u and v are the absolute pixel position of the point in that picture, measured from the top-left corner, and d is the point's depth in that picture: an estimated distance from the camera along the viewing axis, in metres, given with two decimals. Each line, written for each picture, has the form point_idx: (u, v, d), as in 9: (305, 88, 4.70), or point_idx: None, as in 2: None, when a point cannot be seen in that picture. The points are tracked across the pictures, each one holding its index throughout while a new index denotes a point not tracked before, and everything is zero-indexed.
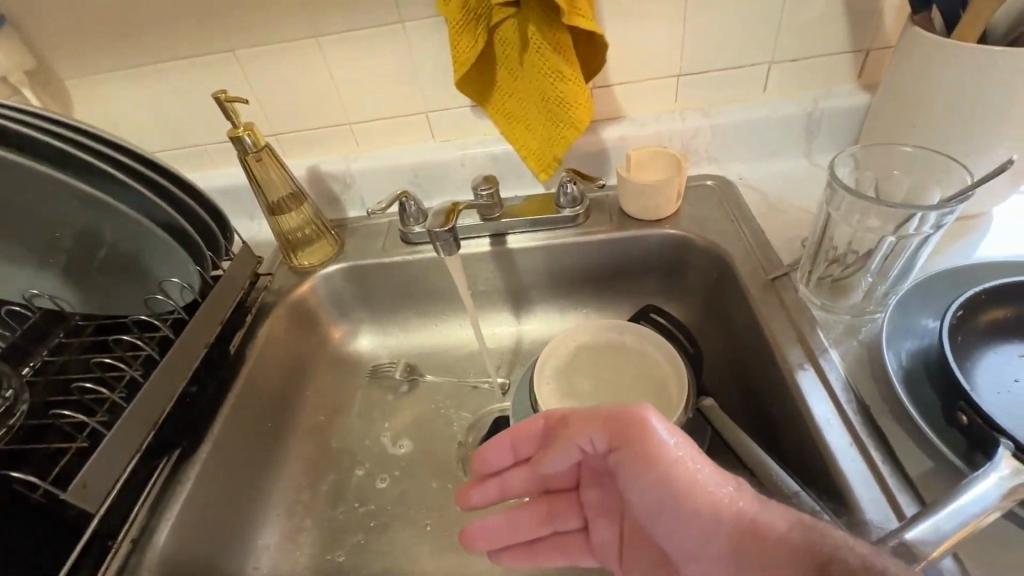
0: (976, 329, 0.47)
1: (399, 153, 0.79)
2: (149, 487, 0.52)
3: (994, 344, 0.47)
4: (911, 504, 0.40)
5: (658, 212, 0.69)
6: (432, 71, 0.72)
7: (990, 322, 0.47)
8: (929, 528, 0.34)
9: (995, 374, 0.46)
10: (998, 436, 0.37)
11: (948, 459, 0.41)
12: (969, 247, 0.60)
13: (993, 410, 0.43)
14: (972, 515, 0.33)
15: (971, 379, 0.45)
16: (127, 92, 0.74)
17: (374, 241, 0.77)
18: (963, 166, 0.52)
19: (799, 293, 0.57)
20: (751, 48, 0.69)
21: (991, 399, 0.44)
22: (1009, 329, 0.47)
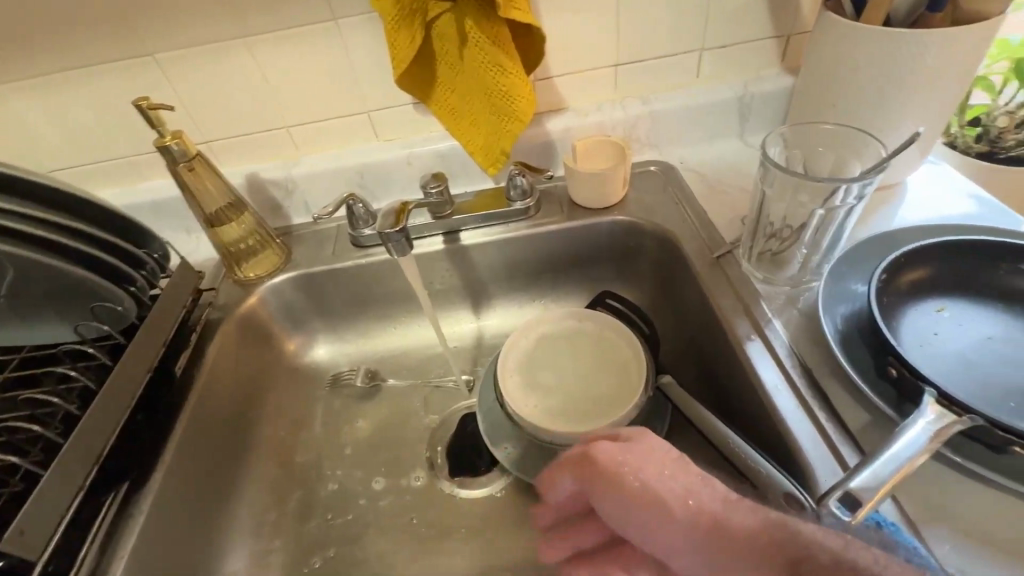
0: (898, 290, 0.51)
1: (342, 155, 0.77)
2: (96, 526, 0.49)
3: (915, 302, 0.52)
4: (853, 454, 0.43)
5: (607, 199, 0.71)
6: (371, 69, 0.70)
7: (910, 282, 0.52)
8: (869, 475, 0.37)
9: (918, 328, 0.50)
10: (922, 384, 0.41)
11: (883, 411, 0.44)
12: (889, 215, 0.65)
13: (918, 361, 0.48)
14: (908, 458, 0.36)
15: (898, 335, 0.49)
16: (34, 104, 0.68)
17: (323, 247, 0.75)
18: (879, 140, 0.56)
19: (742, 269, 0.60)
20: (682, 37, 0.71)
21: (916, 352, 0.49)
22: (925, 287, 0.52)
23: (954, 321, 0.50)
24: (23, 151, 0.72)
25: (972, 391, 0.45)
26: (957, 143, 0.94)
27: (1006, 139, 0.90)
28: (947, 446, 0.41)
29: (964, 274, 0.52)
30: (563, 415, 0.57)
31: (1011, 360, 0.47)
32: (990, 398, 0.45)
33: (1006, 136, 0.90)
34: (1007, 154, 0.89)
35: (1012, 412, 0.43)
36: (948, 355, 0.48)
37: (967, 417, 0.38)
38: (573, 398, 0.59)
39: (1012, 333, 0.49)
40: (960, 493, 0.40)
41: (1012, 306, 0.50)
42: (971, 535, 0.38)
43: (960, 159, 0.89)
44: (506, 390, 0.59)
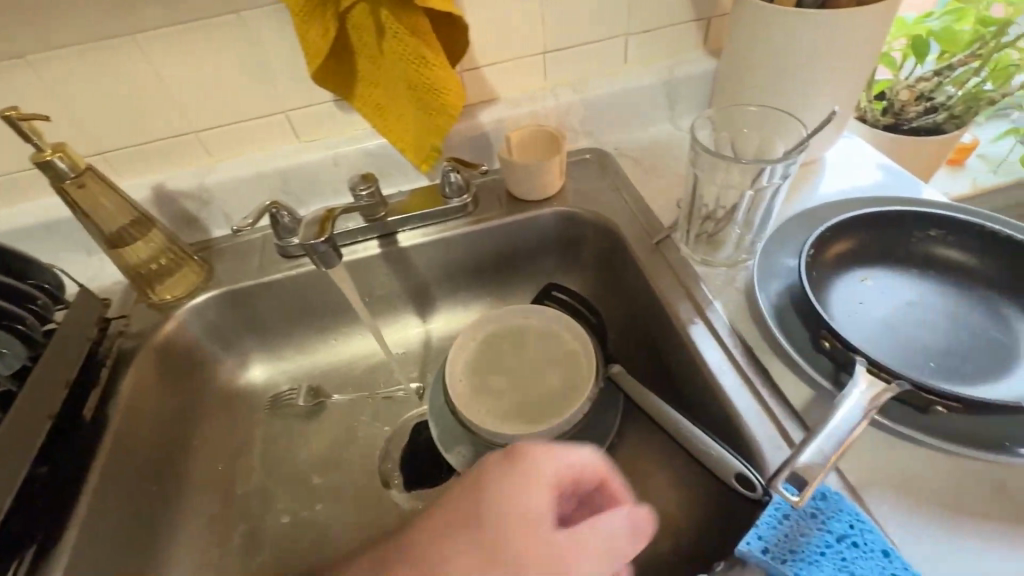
0: (826, 264, 0.53)
1: (261, 159, 0.71)
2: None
3: (841, 274, 0.54)
4: (797, 429, 0.45)
5: (545, 191, 0.69)
6: (284, 65, 0.65)
7: (835, 255, 0.54)
8: (814, 453, 0.38)
9: (846, 299, 0.53)
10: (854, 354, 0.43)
11: (819, 382, 0.46)
12: (811, 190, 0.68)
13: (848, 331, 0.50)
14: (846, 430, 0.38)
15: (829, 307, 0.52)
16: None
17: (248, 260, 0.70)
18: (799, 120, 0.58)
19: (682, 253, 0.60)
20: (608, 22, 0.70)
21: (845, 321, 0.51)
22: (849, 258, 0.55)
23: (876, 288, 0.53)
24: None
25: (894, 355, 0.48)
26: (867, 117, 0.98)
27: (908, 112, 0.96)
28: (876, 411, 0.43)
29: (884, 243, 0.55)
30: (517, 415, 0.56)
31: (924, 322, 0.51)
32: (909, 359, 0.48)
33: (908, 108, 0.96)
34: (908, 125, 0.96)
35: (929, 371, 0.47)
36: (873, 321, 0.51)
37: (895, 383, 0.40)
38: (525, 396, 0.58)
39: (925, 296, 0.53)
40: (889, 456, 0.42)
41: (924, 271, 0.54)
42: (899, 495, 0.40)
43: (869, 131, 0.95)
44: (456, 396, 0.57)
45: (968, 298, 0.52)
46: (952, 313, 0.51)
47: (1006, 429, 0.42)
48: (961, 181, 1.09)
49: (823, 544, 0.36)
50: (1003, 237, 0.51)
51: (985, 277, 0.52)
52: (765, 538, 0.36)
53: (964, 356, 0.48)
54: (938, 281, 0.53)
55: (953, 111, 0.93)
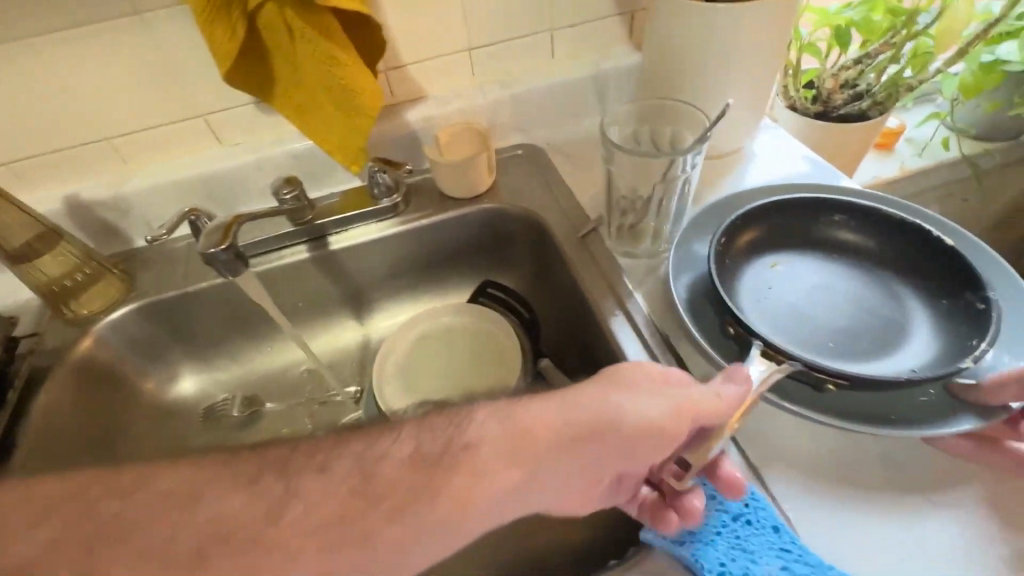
0: (737, 251, 0.55)
1: (182, 165, 0.69)
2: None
3: (752, 259, 0.56)
4: None
5: (475, 188, 0.69)
6: (197, 67, 0.63)
7: (746, 243, 0.56)
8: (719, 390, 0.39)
9: (755, 283, 0.54)
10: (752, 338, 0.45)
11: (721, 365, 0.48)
12: (731, 179, 0.70)
13: (755, 315, 0.52)
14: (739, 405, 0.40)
15: (738, 291, 0.53)
16: None
17: (172, 269, 0.68)
18: (705, 114, 0.60)
19: (606, 245, 0.61)
20: (531, 18, 0.71)
21: (753, 305, 0.53)
22: (759, 245, 0.56)
23: (783, 271, 0.56)
24: None
25: (795, 335, 0.51)
26: (797, 106, 1.01)
27: (835, 99, 1.00)
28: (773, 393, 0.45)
29: (793, 229, 0.57)
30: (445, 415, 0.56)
31: (826, 303, 0.53)
32: (808, 339, 0.51)
33: (834, 96, 0.99)
34: (837, 112, 0.99)
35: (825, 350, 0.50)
36: (779, 304, 0.53)
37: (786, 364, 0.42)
38: (454, 394, 0.58)
39: (828, 277, 0.55)
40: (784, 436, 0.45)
41: (828, 254, 0.56)
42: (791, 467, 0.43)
43: None
44: (384, 398, 0.57)
45: (866, 279, 0.55)
46: (851, 293, 0.54)
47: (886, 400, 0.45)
48: (890, 164, 1.14)
49: (718, 524, 0.37)
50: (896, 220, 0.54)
51: (882, 257, 0.55)
52: (666, 522, 0.38)
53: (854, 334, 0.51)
54: (843, 263, 0.56)
55: (876, 98, 0.97)
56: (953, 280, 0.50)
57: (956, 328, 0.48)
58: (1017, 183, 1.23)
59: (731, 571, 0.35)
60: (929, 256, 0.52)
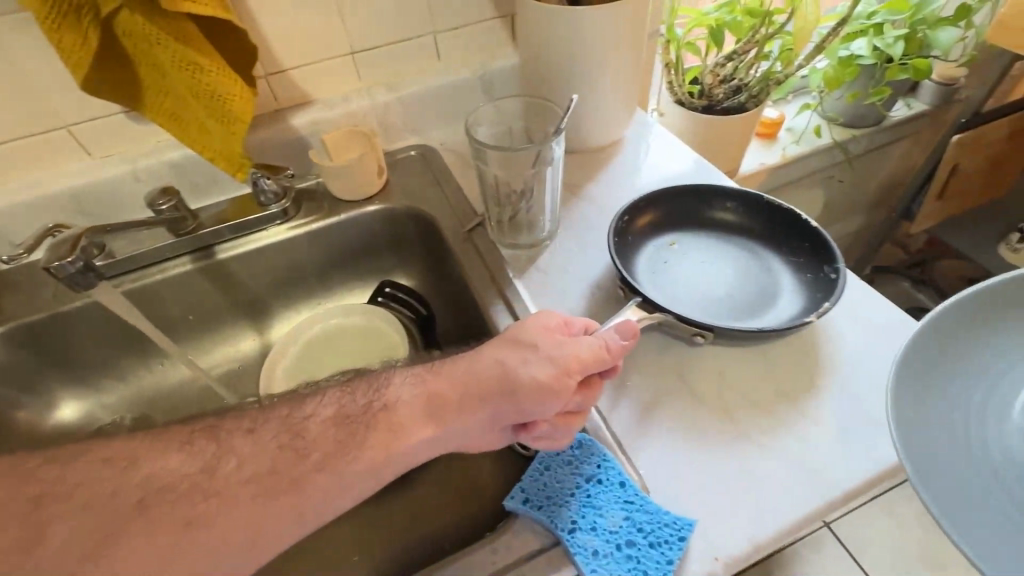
0: (631, 234, 0.60)
1: (46, 179, 0.66)
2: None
3: (647, 242, 0.60)
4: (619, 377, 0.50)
5: (364, 189, 0.70)
6: (52, 76, 0.60)
7: (638, 228, 0.61)
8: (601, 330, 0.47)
9: (650, 261, 0.59)
10: (633, 294, 0.53)
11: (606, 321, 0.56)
12: (613, 170, 0.75)
13: (647, 286, 0.56)
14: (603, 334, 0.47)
15: (634, 266, 0.58)
16: None
17: (41, 290, 0.64)
18: (562, 109, 0.65)
19: (490, 238, 0.65)
20: (411, 21, 0.72)
21: (647, 277, 0.58)
22: (650, 230, 0.61)
23: (685, 253, 0.60)
24: None
25: (687, 309, 0.55)
26: (683, 101, 1.09)
27: (716, 93, 1.08)
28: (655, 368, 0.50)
29: (682, 215, 0.62)
30: None
31: (722, 282, 0.58)
32: (699, 312, 0.55)
33: (715, 91, 1.08)
34: (721, 106, 1.08)
35: (716, 319, 0.54)
36: (673, 280, 0.58)
37: (656, 313, 0.51)
38: None
39: (721, 256, 0.60)
40: (668, 396, 0.48)
41: (715, 236, 0.61)
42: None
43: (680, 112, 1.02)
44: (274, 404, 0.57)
45: (753, 257, 0.60)
46: (744, 270, 0.59)
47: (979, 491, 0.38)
48: (772, 152, 1.24)
49: (573, 486, 0.40)
50: (776, 207, 0.59)
51: (767, 237, 0.60)
52: (526, 491, 0.41)
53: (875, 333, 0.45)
54: (727, 244, 0.61)
55: (752, 91, 1.07)
56: (817, 256, 0.56)
57: (816, 296, 0.54)
58: (883, 165, 1.37)
59: (580, 528, 0.38)
60: (800, 236, 0.58)
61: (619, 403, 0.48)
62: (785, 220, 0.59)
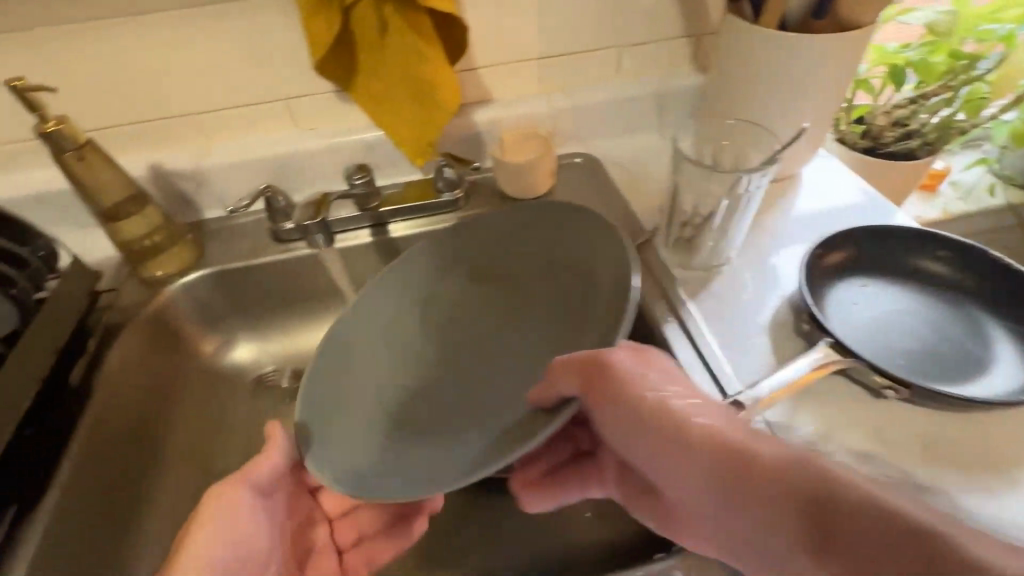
0: (822, 268, 0.57)
1: (258, 143, 0.72)
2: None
3: (840, 279, 0.57)
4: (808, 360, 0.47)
5: (533, 189, 0.72)
6: (287, 53, 0.67)
7: (831, 264, 0.57)
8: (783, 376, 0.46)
9: (841, 299, 0.56)
10: (823, 333, 0.50)
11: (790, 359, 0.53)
12: (789, 204, 0.71)
13: (836, 324, 0.53)
14: (792, 378, 0.46)
15: (824, 303, 0.55)
16: None
17: (239, 243, 0.71)
18: (774, 136, 0.63)
19: (660, 254, 0.64)
20: (601, 33, 0.74)
21: (836, 315, 0.54)
22: (843, 267, 0.58)
23: (878, 297, 0.56)
24: None
25: (887, 361, 0.51)
26: (846, 138, 1.00)
27: (885, 136, 0.97)
28: (841, 411, 0.48)
29: (881, 257, 0.58)
30: None
31: (920, 334, 0.53)
32: (898, 362, 0.51)
33: (884, 133, 0.97)
34: (885, 150, 0.97)
35: (910, 373, 0.50)
36: (863, 322, 0.54)
37: (849, 358, 0.48)
38: None
39: (920, 307, 0.55)
40: (842, 427, 0.47)
41: (915, 286, 0.57)
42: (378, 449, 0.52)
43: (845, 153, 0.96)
44: None
45: (960, 314, 0.54)
46: (948, 325, 0.54)
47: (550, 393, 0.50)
48: (932, 207, 1.13)
49: None
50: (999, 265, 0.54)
51: (981, 298, 0.55)
52: None
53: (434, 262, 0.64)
54: (930, 295, 0.56)
55: (926, 139, 0.94)
56: None
57: None
58: None
59: None
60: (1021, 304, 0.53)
61: (795, 421, 0.47)
62: (1006, 282, 0.54)
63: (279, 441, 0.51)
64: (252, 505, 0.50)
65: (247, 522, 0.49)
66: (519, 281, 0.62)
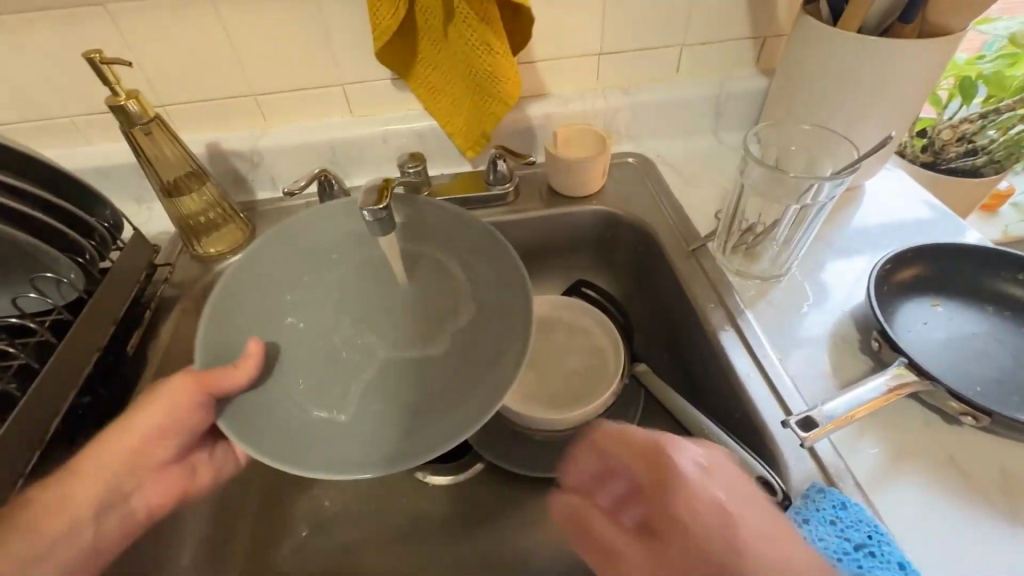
0: (892, 285, 0.54)
1: (313, 127, 0.73)
2: None
3: (910, 298, 0.55)
4: (875, 385, 0.46)
5: (585, 188, 0.70)
6: (349, 38, 0.67)
7: (901, 280, 0.55)
8: (840, 403, 0.45)
9: (910, 318, 0.53)
10: (896, 353, 0.48)
11: (856, 377, 0.51)
12: (851, 214, 0.68)
13: (906, 343, 0.51)
14: (865, 399, 0.45)
15: (893, 321, 0.53)
16: None
17: None
18: (852, 143, 0.60)
19: (717, 260, 0.63)
20: (664, 31, 0.72)
21: (905, 335, 0.52)
22: (913, 286, 0.55)
23: (950, 318, 0.53)
24: None
25: (961, 387, 0.48)
26: (905, 152, 0.96)
27: (948, 152, 0.92)
28: (910, 440, 0.46)
29: (954, 277, 0.55)
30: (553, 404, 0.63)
31: (998, 360, 0.50)
32: (974, 389, 0.48)
33: (948, 148, 0.92)
34: (947, 165, 0.92)
35: (988, 402, 0.47)
36: (935, 344, 0.52)
37: (926, 381, 0.45)
38: (567, 400, 0.64)
39: (996, 331, 0.52)
40: (913, 453, 0.45)
41: (991, 309, 0.54)
42: (282, 412, 0.49)
43: (906, 166, 0.92)
44: None
45: None
46: None
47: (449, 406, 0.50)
48: (992, 228, 1.09)
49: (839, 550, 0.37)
50: None
51: None
52: None
53: (334, 236, 0.58)
54: (1007, 319, 0.53)
55: (994, 156, 0.89)
56: None
57: None
58: None
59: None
60: None
61: (860, 443, 0.46)
62: None
63: (254, 361, 0.49)
64: (199, 405, 0.48)
65: (178, 421, 0.48)
66: (409, 267, 0.59)
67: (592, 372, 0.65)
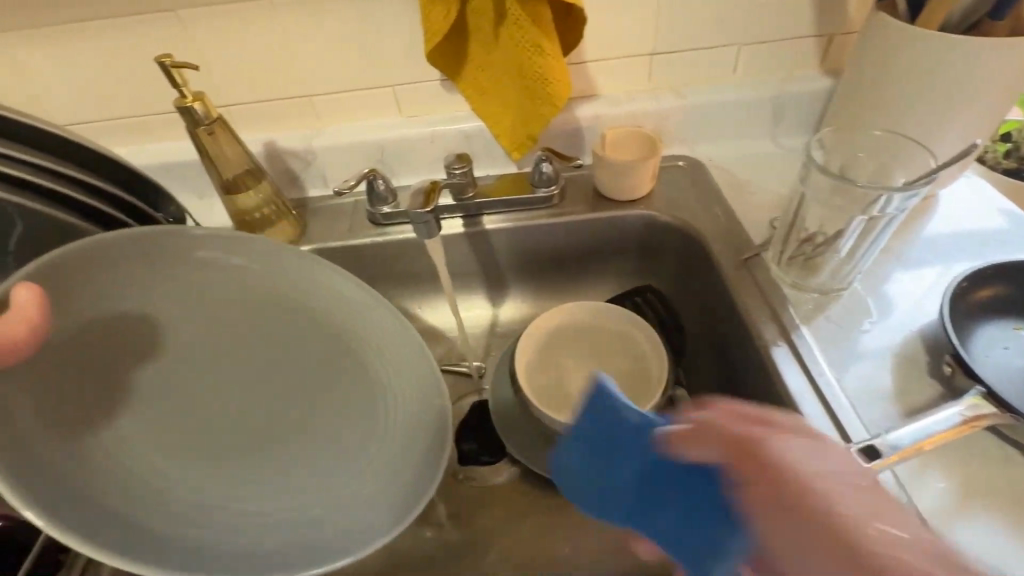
0: (969, 304, 0.50)
1: (364, 127, 0.75)
2: None
3: (990, 319, 0.50)
4: (949, 414, 0.42)
5: (633, 193, 0.69)
6: (402, 40, 0.68)
7: (980, 300, 0.51)
8: (907, 432, 0.42)
9: (989, 341, 0.49)
10: (973, 381, 0.44)
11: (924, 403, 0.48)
12: (925, 224, 0.63)
13: (984, 369, 0.47)
14: (934, 430, 0.42)
15: (969, 344, 0.48)
16: (63, 56, 0.66)
17: (339, 222, 0.73)
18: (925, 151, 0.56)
19: (771, 272, 0.60)
20: (722, 30, 0.69)
21: (983, 359, 0.48)
22: (994, 306, 0.51)
23: None
24: (27, 101, 0.69)
25: None
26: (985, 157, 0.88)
27: None
28: (986, 475, 0.42)
29: None
30: None
31: None
32: None
33: None
34: None
35: None
36: (1018, 371, 0.47)
37: (1007, 414, 0.42)
38: None
39: None
40: (991, 492, 0.42)
41: None
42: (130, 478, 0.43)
43: (986, 172, 0.85)
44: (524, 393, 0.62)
45: None
46: None
47: (346, 518, 0.49)
48: None
49: None
50: None
51: None
52: None
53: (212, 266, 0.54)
54: None
55: None
56: None
57: None
58: None
59: None
60: None
61: (928, 474, 0.43)
62: None
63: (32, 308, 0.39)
64: None
65: None
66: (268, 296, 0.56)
67: (635, 381, 0.64)
